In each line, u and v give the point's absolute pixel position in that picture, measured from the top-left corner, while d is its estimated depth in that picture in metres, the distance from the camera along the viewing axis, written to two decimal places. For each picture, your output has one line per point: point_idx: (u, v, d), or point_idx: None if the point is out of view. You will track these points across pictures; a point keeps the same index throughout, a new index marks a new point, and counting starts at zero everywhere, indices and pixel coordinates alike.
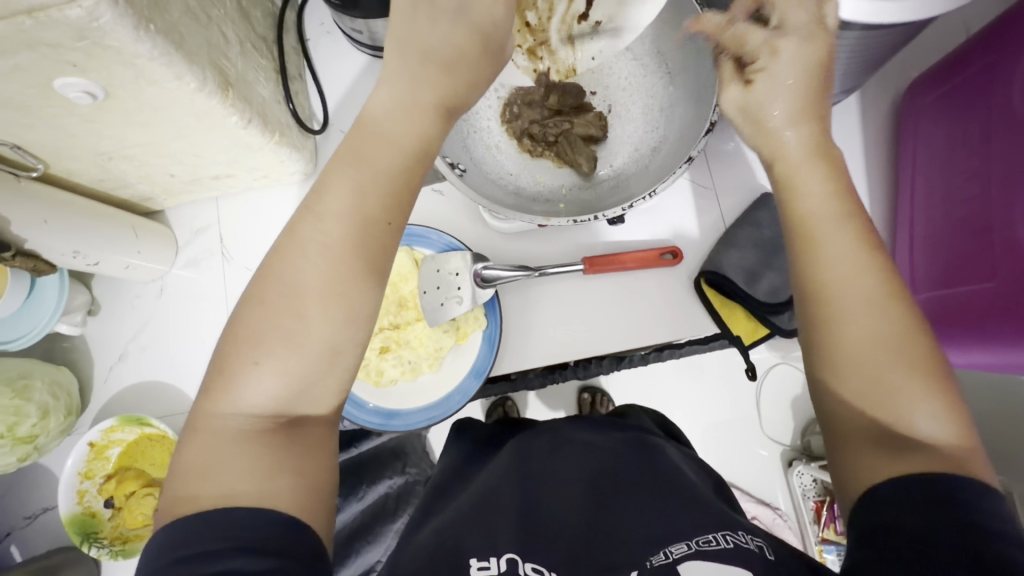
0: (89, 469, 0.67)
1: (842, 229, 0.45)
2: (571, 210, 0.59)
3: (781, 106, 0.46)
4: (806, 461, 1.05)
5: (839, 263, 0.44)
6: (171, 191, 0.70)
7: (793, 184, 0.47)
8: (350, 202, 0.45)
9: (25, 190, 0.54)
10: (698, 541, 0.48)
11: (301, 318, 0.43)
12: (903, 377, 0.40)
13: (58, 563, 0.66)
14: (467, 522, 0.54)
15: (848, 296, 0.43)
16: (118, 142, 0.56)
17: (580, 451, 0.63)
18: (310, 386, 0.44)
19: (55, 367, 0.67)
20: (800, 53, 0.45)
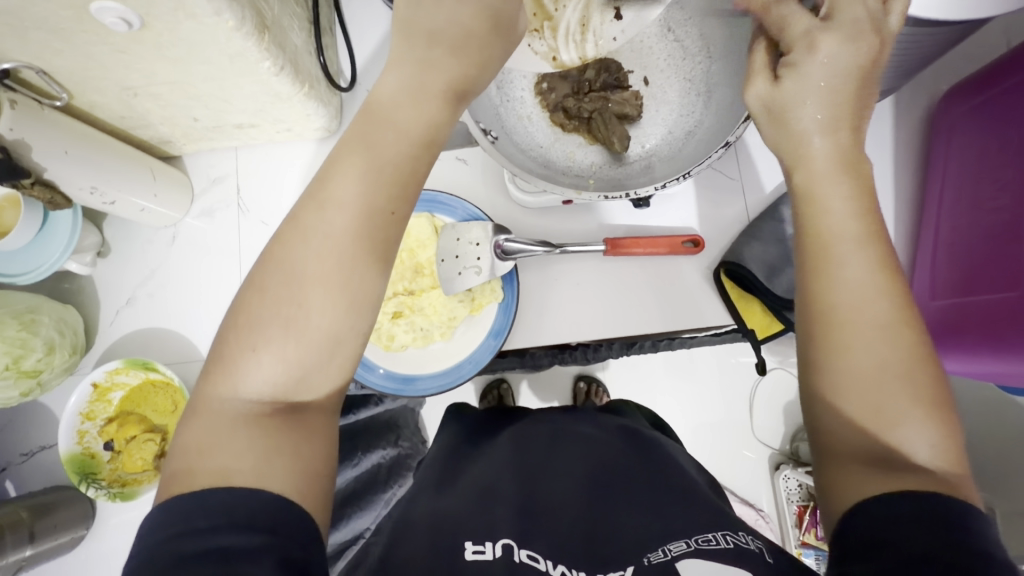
0: (90, 410, 0.66)
1: (857, 251, 0.44)
2: (600, 185, 0.59)
3: (813, 108, 0.46)
4: (794, 466, 1.06)
5: (854, 282, 0.43)
6: (191, 137, 0.69)
7: (815, 200, 0.46)
8: (355, 191, 0.43)
9: (48, 118, 0.53)
10: (698, 540, 0.47)
11: (303, 302, 0.42)
12: (903, 398, 0.40)
13: (52, 501, 0.65)
14: (462, 503, 0.54)
15: (860, 317, 0.42)
16: (146, 78, 0.54)
17: (581, 442, 0.62)
18: (311, 372, 0.42)
19: (62, 305, 0.66)
20: (843, 54, 0.44)
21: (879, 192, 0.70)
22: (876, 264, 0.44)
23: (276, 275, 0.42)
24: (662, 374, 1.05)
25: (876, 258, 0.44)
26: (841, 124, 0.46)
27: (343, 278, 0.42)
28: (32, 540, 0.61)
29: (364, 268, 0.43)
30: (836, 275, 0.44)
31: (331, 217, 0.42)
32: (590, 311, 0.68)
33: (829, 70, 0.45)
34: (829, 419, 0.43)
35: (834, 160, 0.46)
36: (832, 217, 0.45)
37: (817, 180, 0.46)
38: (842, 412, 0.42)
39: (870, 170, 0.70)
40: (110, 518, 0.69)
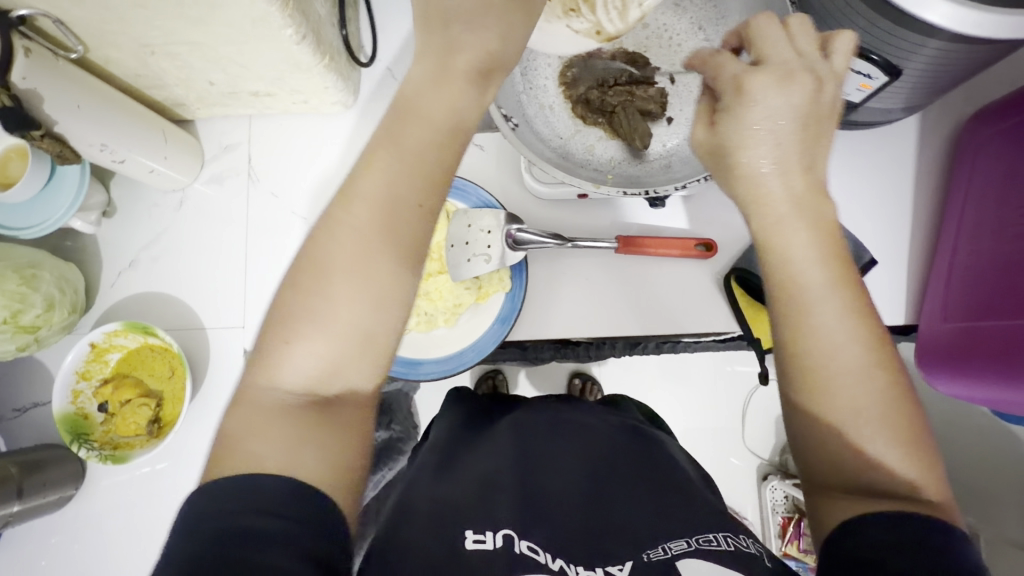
0: (86, 370, 0.66)
1: (830, 300, 0.43)
2: (618, 181, 0.58)
3: (762, 147, 0.44)
4: (781, 477, 1.06)
5: (829, 334, 0.43)
6: (205, 101, 0.68)
7: (779, 252, 0.44)
8: (382, 187, 0.42)
9: (63, 71, 0.51)
10: (698, 539, 0.48)
11: (330, 297, 0.42)
12: (882, 438, 0.41)
13: (41, 459, 0.64)
14: (459, 490, 0.53)
15: (835, 368, 0.42)
16: (165, 37, 0.53)
17: (580, 434, 0.62)
18: (343, 367, 0.42)
19: (65, 263, 0.65)
20: (780, 95, 0.44)
21: (897, 211, 0.68)
22: (846, 312, 0.43)
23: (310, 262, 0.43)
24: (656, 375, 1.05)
25: (849, 304, 0.43)
26: (794, 163, 0.45)
27: (371, 275, 0.42)
28: (20, 496, 0.61)
29: (394, 262, 0.42)
30: (811, 327, 0.43)
31: (356, 212, 0.42)
32: (596, 308, 0.68)
33: (766, 108, 0.44)
34: (811, 457, 0.43)
35: (793, 203, 0.44)
36: (801, 268, 0.44)
37: (777, 229, 0.45)
38: (822, 450, 0.42)
39: (889, 186, 0.69)
40: (99, 479, 0.69)
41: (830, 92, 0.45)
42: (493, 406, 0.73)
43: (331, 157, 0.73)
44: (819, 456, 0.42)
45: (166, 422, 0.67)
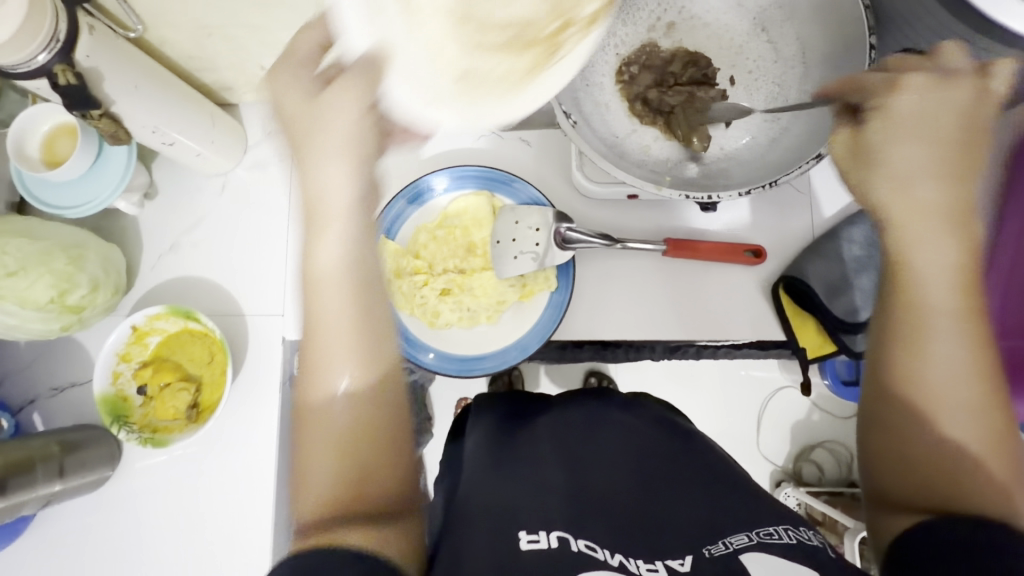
0: (127, 352, 0.66)
1: (957, 329, 0.41)
2: (677, 184, 0.57)
3: (910, 149, 0.43)
4: (795, 484, 1.01)
5: (952, 358, 0.41)
6: (253, 85, 0.67)
7: (907, 262, 0.43)
8: (339, 245, 0.40)
9: (121, 51, 0.51)
10: (759, 533, 0.47)
11: (326, 379, 0.39)
12: (982, 479, 0.38)
13: (78, 441, 0.63)
14: (507, 488, 0.52)
15: (948, 395, 0.40)
16: (224, 18, 0.52)
17: (620, 431, 0.61)
18: (368, 460, 0.39)
19: (107, 244, 0.65)
20: (938, 98, 0.43)
21: None
22: (975, 347, 0.41)
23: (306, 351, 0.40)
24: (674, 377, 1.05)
25: (978, 339, 0.41)
26: (948, 176, 0.42)
27: (349, 339, 0.40)
28: (61, 475, 0.61)
29: (362, 319, 0.40)
30: (932, 351, 0.41)
31: (320, 296, 0.40)
32: (639, 309, 0.67)
33: (918, 112, 0.43)
34: (893, 472, 0.41)
35: (935, 216, 0.42)
36: (933, 285, 0.42)
37: (912, 239, 0.42)
38: (907, 470, 0.41)
39: None
40: (135, 461, 0.69)
41: (986, 114, 0.44)
42: (514, 396, 0.70)
43: None
44: (906, 477, 0.41)
45: (205, 408, 0.67)
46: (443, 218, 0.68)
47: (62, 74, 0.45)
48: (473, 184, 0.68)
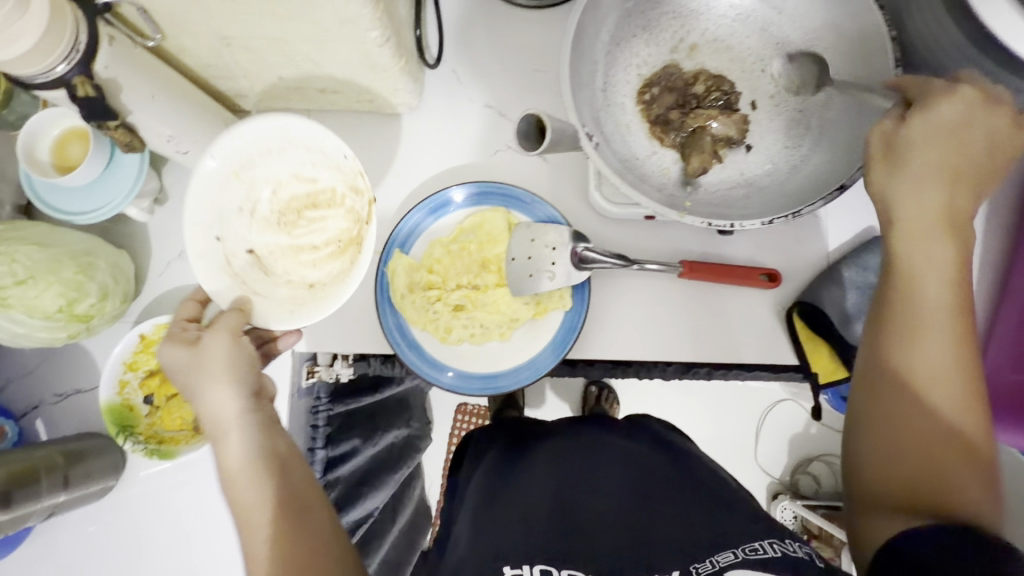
0: (134, 361, 0.65)
1: (950, 327, 0.44)
2: (699, 210, 0.56)
3: (923, 159, 0.45)
4: (791, 497, 1.05)
5: (933, 355, 0.44)
6: (269, 93, 0.66)
7: (915, 263, 0.46)
8: (224, 415, 0.51)
9: (139, 60, 0.50)
10: (744, 549, 0.45)
11: (252, 449, 0.51)
12: (962, 468, 0.42)
13: (83, 450, 0.63)
14: (499, 526, 0.52)
15: (929, 386, 0.44)
16: (245, 30, 0.51)
17: (619, 459, 0.59)
18: (294, 503, 0.50)
19: (118, 251, 0.64)
20: (980, 116, 0.45)
21: None
22: (957, 340, 0.44)
23: (217, 436, 0.52)
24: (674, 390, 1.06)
25: (965, 335, 0.44)
26: (960, 185, 0.46)
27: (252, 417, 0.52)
28: (66, 486, 0.59)
29: (254, 388, 0.53)
30: (920, 348, 0.44)
31: (215, 388, 0.52)
32: (651, 330, 0.67)
33: (953, 123, 0.45)
34: (879, 462, 0.45)
35: (940, 225, 0.45)
36: (930, 285, 0.45)
37: (921, 241, 0.46)
38: (897, 460, 0.44)
39: (960, 227, 0.67)
40: (139, 469, 0.68)
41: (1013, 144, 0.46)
42: (519, 424, 0.69)
43: (388, 158, 0.71)
44: (892, 466, 0.44)
45: None
46: (457, 233, 0.68)
47: (81, 86, 0.45)
48: (489, 200, 0.67)
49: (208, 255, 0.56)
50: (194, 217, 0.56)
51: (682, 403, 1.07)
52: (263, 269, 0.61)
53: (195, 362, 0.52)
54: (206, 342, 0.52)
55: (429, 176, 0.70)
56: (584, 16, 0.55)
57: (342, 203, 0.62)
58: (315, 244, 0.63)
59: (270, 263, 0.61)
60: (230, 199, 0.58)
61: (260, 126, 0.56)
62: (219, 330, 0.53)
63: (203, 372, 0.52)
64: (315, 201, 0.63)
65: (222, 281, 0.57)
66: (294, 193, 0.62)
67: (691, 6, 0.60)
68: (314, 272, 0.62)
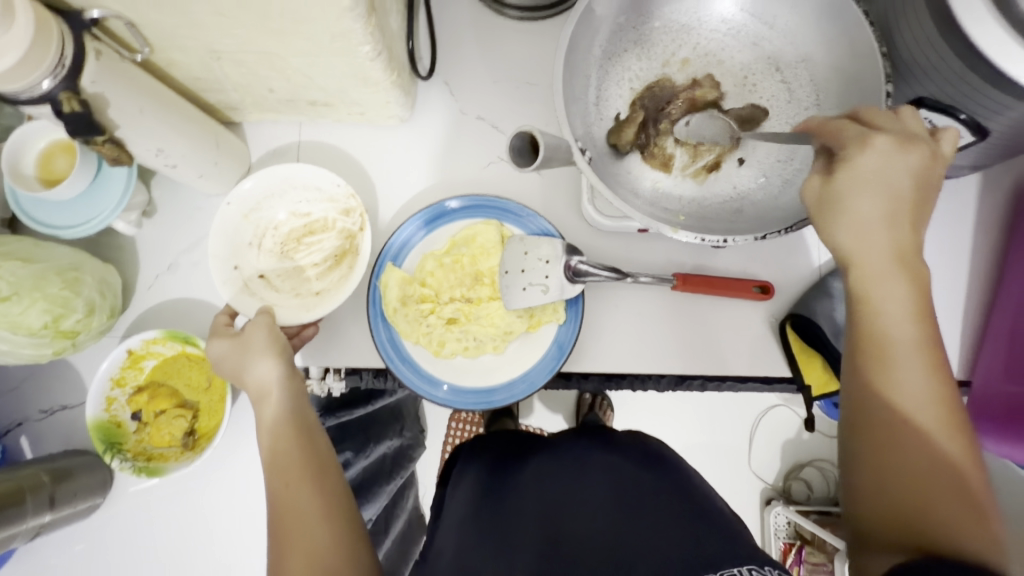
0: (121, 376, 0.63)
1: (915, 361, 0.45)
2: (691, 223, 0.56)
3: (869, 201, 0.45)
4: (784, 503, 1.05)
5: (910, 390, 0.44)
6: (259, 106, 0.65)
7: (872, 302, 0.46)
8: (262, 380, 0.56)
9: (127, 74, 0.49)
10: (722, 574, 0.42)
11: (276, 410, 0.55)
12: (952, 503, 0.40)
13: (68, 468, 0.61)
14: (485, 548, 0.52)
15: (912, 422, 0.44)
16: (235, 44, 0.51)
17: (603, 468, 0.58)
18: (320, 459, 0.54)
19: (104, 265, 0.63)
20: (898, 159, 0.45)
21: (951, 262, 0.68)
22: (930, 374, 0.44)
23: (260, 400, 0.56)
24: (666, 396, 1.06)
25: (932, 368, 0.45)
26: (901, 221, 0.46)
27: (284, 383, 0.56)
28: (51, 505, 0.58)
29: (284, 354, 0.58)
30: (893, 383, 0.44)
31: (253, 361, 0.56)
32: (645, 341, 0.67)
33: (878, 169, 0.45)
34: (874, 499, 0.44)
35: (894, 260, 0.46)
36: (891, 321, 0.45)
37: (876, 280, 0.46)
38: (887, 500, 0.43)
39: (948, 239, 0.68)
40: (127, 486, 0.66)
41: (934, 170, 0.46)
42: (508, 438, 0.69)
43: (381, 169, 0.70)
44: (884, 502, 0.43)
45: (202, 434, 0.65)
46: (451, 245, 0.67)
47: (67, 103, 0.44)
48: (484, 213, 0.67)
49: (230, 281, 0.63)
50: (216, 250, 0.63)
51: (675, 408, 1.07)
52: (274, 290, 0.65)
53: (238, 349, 0.57)
54: (250, 330, 0.57)
55: (423, 188, 0.70)
56: (576, 29, 0.55)
57: (336, 227, 0.66)
58: (315, 264, 0.66)
59: (277, 284, 0.66)
60: (241, 234, 0.65)
61: (274, 171, 0.65)
62: (257, 324, 0.58)
63: (247, 350, 0.57)
64: (316, 225, 0.67)
65: (241, 299, 0.63)
66: (294, 225, 0.67)
67: (683, 22, 0.60)
68: (320, 284, 0.66)
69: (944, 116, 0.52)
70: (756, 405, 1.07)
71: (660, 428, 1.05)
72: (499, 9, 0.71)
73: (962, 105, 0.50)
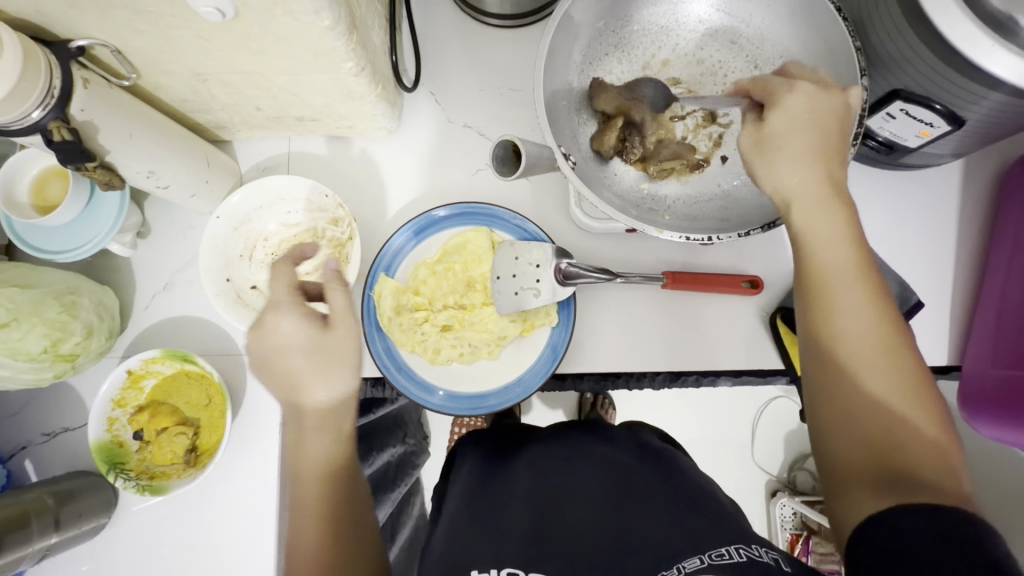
0: (122, 397, 0.64)
1: (857, 290, 0.46)
2: (676, 223, 0.56)
3: (801, 144, 0.47)
4: (789, 494, 1.06)
5: (855, 319, 0.45)
6: (248, 124, 0.66)
7: (812, 240, 0.47)
8: (332, 391, 0.51)
9: (116, 101, 0.50)
10: (711, 555, 0.44)
11: (334, 423, 0.51)
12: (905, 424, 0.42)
13: (72, 489, 0.62)
14: (476, 533, 0.53)
15: (860, 350, 0.44)
16: (220, 66, 0.52)
17: (595, 462, 0.59)
18: (350, 475, 0.52)
19: (100, 287, 0.64)
20: (821, 103, 0.47)
21: (937, 249, 0.69)
22: (872, 299, 0.46)
23: (310, 428, 0.51)
24: (666, 393, 1.06)
25: (874, 294, 0.46)
26: (831, 162, 0.48)
27: (348, 400, 0.52)
28: (57, 527, 0.59)
29: (352, 370, 0.52)
30: (841, 314, 0.45)
31: (331, 373, 0.51)
32: (639, 341, 0.68)
33: (806, 113, 0.47)
34: (834, 433, 0.45)
35: (827, 196, 0.47)
36: (830, 259, 0.47)
37: (812, 215, 0.47)
38: (852, 440, 0.43)
39: (933, 227, 0.69)
40: (132, 504, 0.67)
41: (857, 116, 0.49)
42: (512, 431, 0.69)
43: (371, 182, 0.71)
44: (842, 431, 0.44)
45: (203, 451, 0.66)
46: (442, 253, 0.68)
47: (56, 131, 0.45)
48: (474, 220, 0.68)
49: (223, 294, 0.64)
50: (208, 263, 0.64)
51: (677, 405, 1.07)
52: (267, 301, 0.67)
53: (317, 346, 0.51)
54: (334, 326, 0.52)
55: (413, 197, 0.71)
56: (556, 35, 0.56)
57: (325, 236, 0.67)
58: (305, 273, 0.67)
59: (270, 294, 0.67)
60: (231, 246, 0.66)
61: (260, 185, 0.66)
62: (341, 321, 0.52)
63: (331, 357, 0.51)
64: (304, 235, 0.68)
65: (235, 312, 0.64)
66: (283, 235, 0.68)
67: (661, 23, 0.61)
68: None
69: (923, 108, 0.53)
70: (756, 398, 1.07)
71: (661, 424, 1.06)
72: (480, 18, 0.72)
73: (935, 96, 0.51)
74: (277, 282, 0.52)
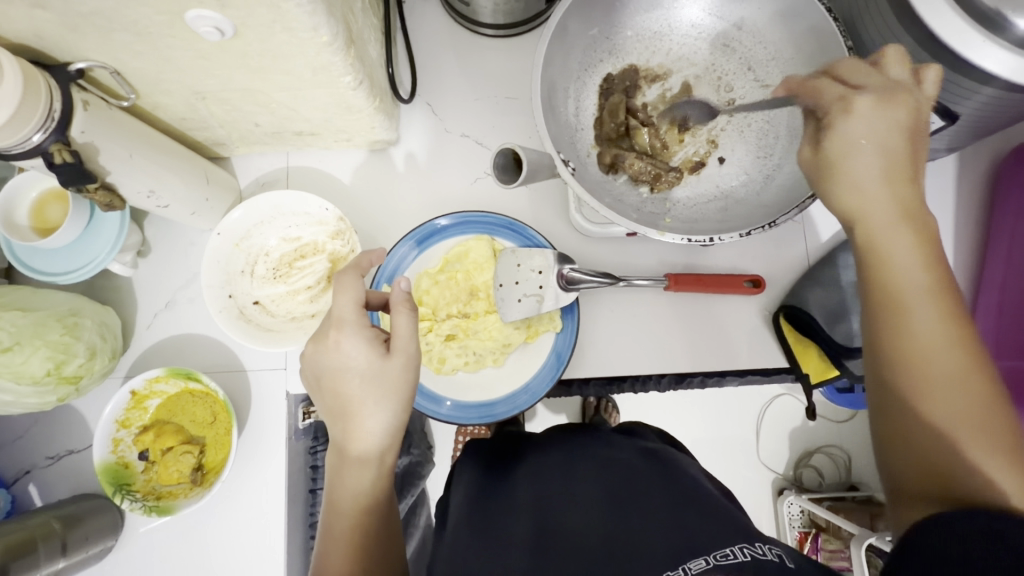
0: (126, 417, 0.64)
1: (933, 304, 0.42)
2: (678, 225, 0.56)
3: (865, 161, 0.44)
4: (796, 492, 1.06)
5: (924, 333, 0.41)
6: (246, 140, 0.66)
7: (883, 251, 0.44)
8: (384, 421, 0.50)
9: (115, 121, 0.50)
10: (716, 555, 0.43)
11: (377, 447, 0.51)
12: (983, 439, 0.38)
13: (76, 514, 0.61)
14: (479, 546, 0.53)
15: (936, 363, 0.40)
16: (218, 84, 0.52)
17: (595, 462, 0.59)
18: (382, 494, 0.52)
19: (102, 307, 0.64)
20: (883, 118, 0.43)
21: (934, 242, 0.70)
22: (948, 315, 0.41)
23: (351, 459, 0.50)
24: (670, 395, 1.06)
25: (948, 311, 0.41)
26: (900, 177, 0.44)
27: (397, 425, 0.51)
28: (64, 551, 0.58)
29: (403, 400, 0.51)
30: (911, 327, 0.42)
31: (381, 399, 0.50)
32: (644, 344, 0.68)
33: (876, 130, 0.43)
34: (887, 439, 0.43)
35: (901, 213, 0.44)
36: (902, 267, 0.43)
37: (877, 227, 0.44)
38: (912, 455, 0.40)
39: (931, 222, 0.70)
40: (139, 525, 0.67)
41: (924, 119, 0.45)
42: (509, 438, 0.70)
43: (371, 194, 0.71)
44: (905, 460, 0.41)
45: (210, 469, 0.65)
46: (444, 263, 0.68)
47: (58, 154, 0.45)
48: (473, 229, 0.68)
49: (226, 310, 0.64)
50: (210, 280, 0.64)
51: (681, 406, 1.07)
52: (269, 315, 0.67)
53: (376, 373, 0.50)
54: (394, 354, 0.50)
55: (412, 208, 0.71)
56: (551, 44, 0.56)
57: (326, 249, 0.67)
58: (310, 287, 0.68)
59: (272, 309, 0.67)
60: (232, 262, 0.66)
61: (261, 200, 0.65)
62: (400, 351, 0.50)
63: (385, 387, 0.50)
64: (305, 250, 0.68)
65: (241, 328, 0.63)
66: (284, 250, 0.68)
67: (653, 29, 0.62)
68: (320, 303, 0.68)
69: None
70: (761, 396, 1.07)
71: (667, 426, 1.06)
72: (472, 28, 0.72)
73: None
74: (341, 300, 0.52)
